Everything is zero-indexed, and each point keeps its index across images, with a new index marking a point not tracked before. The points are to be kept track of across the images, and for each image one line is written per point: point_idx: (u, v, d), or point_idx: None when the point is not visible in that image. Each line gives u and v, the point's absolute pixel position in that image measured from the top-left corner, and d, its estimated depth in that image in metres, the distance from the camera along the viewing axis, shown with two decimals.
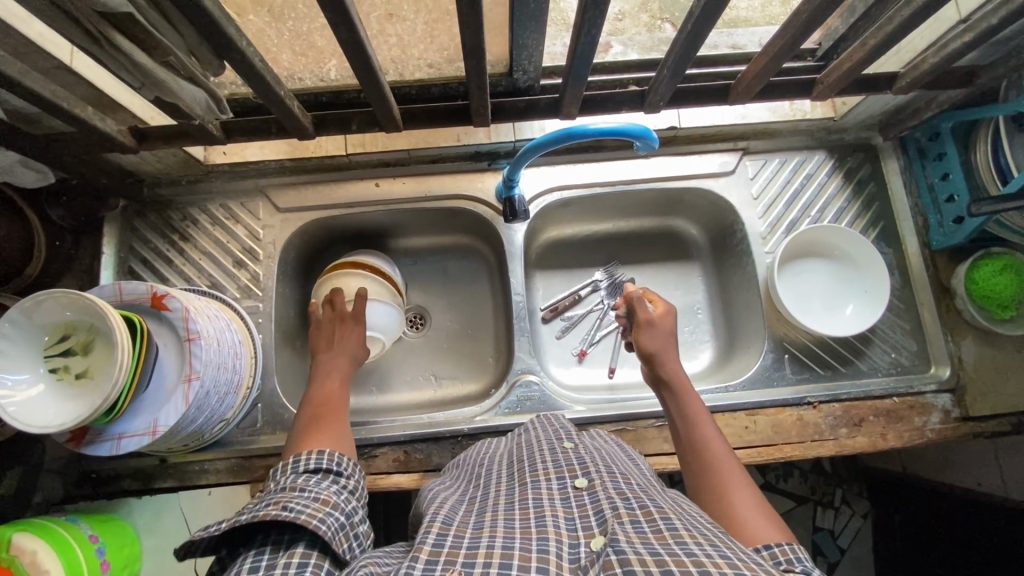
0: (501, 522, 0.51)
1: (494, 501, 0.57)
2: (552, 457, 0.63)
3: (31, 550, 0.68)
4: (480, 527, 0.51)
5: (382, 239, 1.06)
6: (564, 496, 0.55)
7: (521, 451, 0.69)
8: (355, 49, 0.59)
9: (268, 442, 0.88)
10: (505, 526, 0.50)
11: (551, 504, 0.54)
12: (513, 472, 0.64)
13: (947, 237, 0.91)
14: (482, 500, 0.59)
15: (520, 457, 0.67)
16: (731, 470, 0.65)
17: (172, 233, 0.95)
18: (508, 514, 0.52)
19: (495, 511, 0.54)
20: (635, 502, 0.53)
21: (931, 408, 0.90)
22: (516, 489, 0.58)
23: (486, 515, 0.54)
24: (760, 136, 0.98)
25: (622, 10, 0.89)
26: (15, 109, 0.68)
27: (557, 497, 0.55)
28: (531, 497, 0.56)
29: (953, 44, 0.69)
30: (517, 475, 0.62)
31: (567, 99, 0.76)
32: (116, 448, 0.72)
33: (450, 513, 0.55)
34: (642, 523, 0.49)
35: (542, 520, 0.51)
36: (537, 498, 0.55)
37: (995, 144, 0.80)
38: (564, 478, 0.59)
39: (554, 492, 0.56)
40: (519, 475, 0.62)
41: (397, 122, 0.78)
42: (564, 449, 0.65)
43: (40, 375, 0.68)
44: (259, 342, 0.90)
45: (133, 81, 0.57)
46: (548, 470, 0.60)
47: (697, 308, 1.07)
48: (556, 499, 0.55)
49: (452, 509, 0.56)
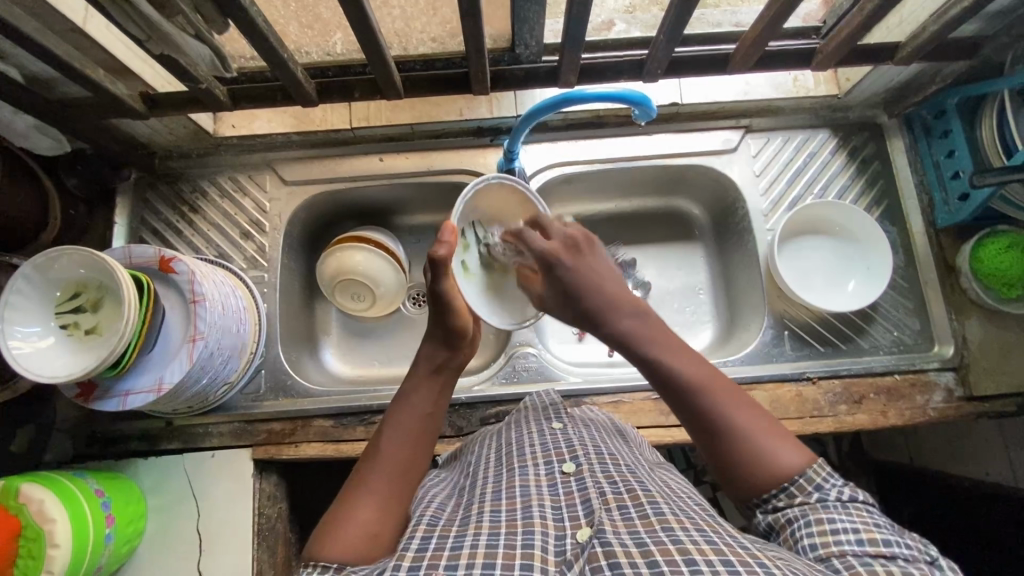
0: (486, 516, 0.50)
1: (482, 488, 0.55)
2: (540, 439, 0.62)
3: (37, 499, 0.70)
4: (466, 523, 0.49)
5: (386, 216, 1.08)
6: (551, 482, 0.54)
7: (508, 434, 0.67)
8: (355, 7, 0.61)
9: (270, 407, 0.91)
10: (491, 520, 0.49)
11: (539, 492, 0.53)
12: (500, 457, 0.61)
13: (952, 215, 0.89)
14: (471, 491, 0.57)
15: (507, 441, 0.65)
16: (729, 392, 0.58)
17: (181, 204, 0.97)
18: (495, 506, 0.51)
19: (482, 501, 0.53)
20: (623, 485, 0.52)
21: (934, 386, 0.89)
22: (503, 475, 0.57)
23: (473, 507, 0.53)
24: (764, 114, 0.98)
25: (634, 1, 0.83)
26: (34, 73, 0.71)
27: (545, 484, 0.54)
28: (518, 486, 0.54)
29: (952, 11, 0.70)
30: (505, 458, 0.60)
31: (565, 67, 0.78)
32: (123, 404, 0.73)
33: (438, 513, 0.54)
34: (629, 509, 0.49)
35: (528, 511, 0.50)
36: (524, 486, 0.53)
37: (1000, 117, 0.80)
38: (552, 462, 0.57)
39: (542, 479, 0.55)
40: (506, 457, 0.60)
41: (398, 88, 0.79)
42: (553, 431, 0.63)
43: (51, 329, 0.70)
44: (264, 310, 0.92)
45: (140, 34, 0.62)
46: (536, 455, 0.59)
47: (699, 288, 1.07)
48: (544, 486, 0.54)
49: (440, 508, 0.55)
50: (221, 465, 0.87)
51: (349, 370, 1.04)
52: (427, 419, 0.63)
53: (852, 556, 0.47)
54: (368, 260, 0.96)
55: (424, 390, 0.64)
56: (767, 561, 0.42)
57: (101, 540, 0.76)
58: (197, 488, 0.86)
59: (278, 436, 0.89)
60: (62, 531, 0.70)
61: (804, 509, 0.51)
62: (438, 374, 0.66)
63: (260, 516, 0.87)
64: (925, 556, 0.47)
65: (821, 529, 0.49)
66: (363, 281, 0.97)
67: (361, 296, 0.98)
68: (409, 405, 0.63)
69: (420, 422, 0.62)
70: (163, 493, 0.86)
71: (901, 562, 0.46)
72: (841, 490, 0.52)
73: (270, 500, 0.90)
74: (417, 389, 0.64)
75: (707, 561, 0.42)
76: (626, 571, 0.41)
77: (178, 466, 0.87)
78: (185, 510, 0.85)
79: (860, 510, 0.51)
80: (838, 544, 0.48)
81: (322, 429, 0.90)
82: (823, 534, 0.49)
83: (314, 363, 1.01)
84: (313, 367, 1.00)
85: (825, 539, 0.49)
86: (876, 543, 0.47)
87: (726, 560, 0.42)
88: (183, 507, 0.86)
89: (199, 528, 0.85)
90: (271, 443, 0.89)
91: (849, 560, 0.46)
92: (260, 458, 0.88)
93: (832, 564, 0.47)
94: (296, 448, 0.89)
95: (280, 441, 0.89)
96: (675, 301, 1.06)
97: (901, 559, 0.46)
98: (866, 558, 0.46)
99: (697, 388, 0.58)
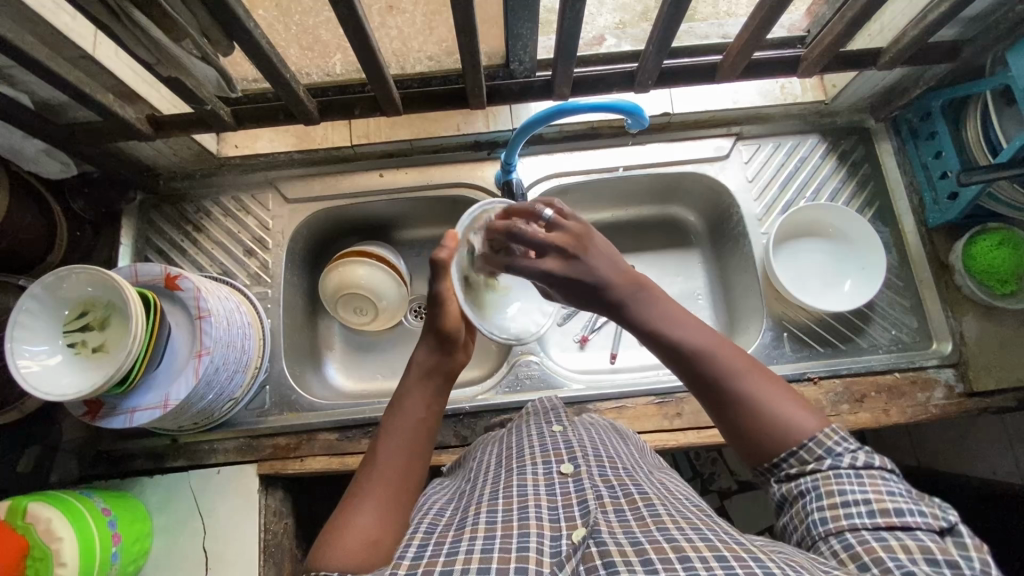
0: (482, 517, 0.50)
1: (480, 492, 0.56)
2: (541, 441, 0.63)
3: (45, 518, 0.70)
4: (461, 529, 0.50)
5: (387, 230, 1.10)
6: (549, 482, 0.55)
7: (508, 438, 0.67)
8: (355, 29, 0.63)
9: (276, 422, 0.91)
10: (486, 523, 0.49)
11: (536, 492, 0.53)
12: (501, 460, 0.62)
13: (942, 213, 0.91)
14: (470, 495, 0.58)
15: (507, 445, 0.65)
16: (736, 366, 0.56)
17: (185, 224, 0.99)
18: (491, 506, 0.52)
19: (478, 504, 0.54)
20: (620, 490, 0.53)
21: (934, 383, 0.90)
22: (503, 477, 0.57)
23: (471, 510, 0.54)
24: (754, 121, 1.00)
25: (622, 17, 0.87)
26: (43, 99, 0.73)
27: (543, 483, 0.54)
28: (517, 484, 0.55)
29: (930, 16, 0.73)
30: (505, 461, 0.61)
31: (559, 80, 0.80)
32: (130, 422, 0.74)
33: (436, 519, 0.55)
34: (625, 512, 0.50)
35: (525, 511, 0.50)
36: (523, 485, 0.54)
37: (985, 117, 0.82)
38: (551, 462, 0.58)
39: (539, 479, 0.55)
40: (508, 461, 0.61)
41: (397, 105, 0.81)
42: (553, 433, 0.64)
43: (58, 348, 0.71)
44: (268, 325, 0.93)
45: (148, 57, 0.64)
46: (536, 456, 0.60)
47: (698, 293, 1.08)
48: (541, 486, 0.54)
49: (438, 514, 0.56)
50: (227, 482, 0.87)
51: (352, 384, 1.05)
52: (422, 423, 0.62)
53: (865, 531, 0.46)
54: (369, 274, 0.98)
55: (417, 395, 0.63)
56: (762, 557, 0.43)
57: (108, 559, 0.76)
58: (203, 505, 0.86)
59: (283, 451, 0.89)
60: (70, 550, 0.70)
61: (816, 480, 0.50)
62: (430, 379, 0.64)
63: (266, 532, 0.86)
64: (937, 522, 0.46)
65: (830, 501, 0.48)
66: (365, 295, 0.98)
67: (364, 310, 0.99)
68: (403, 410, 0.62)
69: (415, 426, 0.61)
70: (168, 511, 0.86)
71: (911, 531, 0.45)
72: (855, 456, 0.50)
73: (276, 516, 0.90)
74: (413, 393, 0.63)
75: (701, 559, 0.42)
76: (620, 569, 0.42)
77: (184, 484, 0.87)
78: (190, 527, 0.85)
79: (874, 479, 0.49)
80: (848, 518, 0.47)
81: (326, 443, 0.90)
82: (834, 508, 0.48)
83: (318, 377, 1.02)
84: (317, 382, 1.01)
85: (836, 513, 0.48)
86: (886, 513, 0.46)
87: (721, 555, 0.42)
88: (187, 525, 0.86)
89: (206, 546, 0.85)
90: (276, 458, 0.89)
91: (862, 534, 0.46)
92: (265, 473, 0.88)
93: (846, 540, 0.46)
94: (301, 463, 0.89)
95: (284, 456, 0.89)
96: None
97: (915, 527, 0.46)
98: (880, 533, 0.46)
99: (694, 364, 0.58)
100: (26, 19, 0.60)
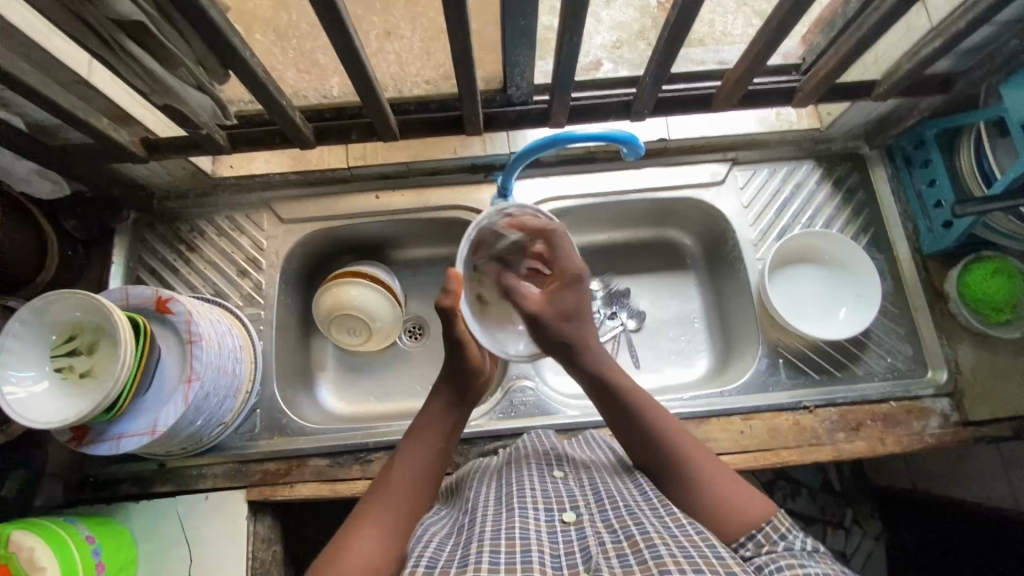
0: (486, 557, 0.49)
1: (479, 528, 0.54)
2: (541, 485, 0.61)
3: (28, 546, 0.68)
4: (465, 566, 0.48)
5: (383, 250, 1.09)
6: (551, 530, 0.54)
7: (507, 474, 0.66)
8: (351, 57, 0.63)
9: (265, 447, 0.89)
10: (490, 562, 0.48)
11: (538, 537, 0.52)
12: (500, 497, 0.60)
13: (937, 241, 0.92)
14: (470, 530, 0.55)
15: (505, 481, 0.64)
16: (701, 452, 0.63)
17: (179, 244, 0.98)
18: (493, 547, 0.50)
19: (479, 542, 0.52)
20: (623, 533, 0.52)
21: (930, 412, 0.90)
22: (502, 516, 0.55)
23: (471, 548, 0.51)
24: (750, 147, 1.01)
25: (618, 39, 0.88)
26: (37, 121, 0.73)
27: (544, 530, 0.54)
28: (518, 527, 0.53)
29: (924, 50, 0.73)
30: (504, 499, 0.59)
31: (556, 107, 0.80)
32: (116, 448, 0.72)
33: (436, 554, 0.52)
34: (628, 556, 0.48)
35: (528, 555, 0.49)
36: (523, 529, 0.53)
37: (977, 148, 0.82)
38: (552, 509, 0.57)
39: (541, 524, 0.54)
40: (507, 499, 0.59)
41: (395, 132, 0.81)
42: (554, 480, 0.63)
43: (45, 373, 0.70)
44: (260, 348, 0.92)
45: (143, 85, 0.64)
46: (537, 500, 0.58)
47: (693, 317, 1.07)
48: (543, 532, 0.53)
49: (438, 547, 0.53)
50: (215, 508, 0.86)
51: (344, 406, 1.03)
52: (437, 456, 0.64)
53: None
54: (363, 295, 0.97)
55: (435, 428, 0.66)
56: None
57: None
58: (190, 533, 0.85)
59: (273, 477, 0.88)
60: None
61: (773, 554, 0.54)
62: (450, 415, 0.68)
63: (253, 560, 0.85)
64: None
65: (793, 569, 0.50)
66: (359, 317, 0.97)
67: (357, 332, 0.99)
68: (421, 440, 0.64)
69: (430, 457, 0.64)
70: (154, 538, 0.84)
71: None
72: (804, 541, 0.56)
73: (264, 543, 0.88)
74: (430, 425, 0.66)
75: None
76: None
77: (171, 510, 0.85)
78: (176, 555, 0.84)
79: (822, 559, 0.54)
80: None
81: (318, 468, 0.89)
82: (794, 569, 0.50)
83: (309, 400, 1.01)
84: (309, 405, 1.00)
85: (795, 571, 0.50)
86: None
87: None
88: (173, 552, 0.84)
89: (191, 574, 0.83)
90: (266, 484, 0.88)
91: None
92: (255, 499, 0.87)
93: None
94: (291, 489, 0.88)
95: (274, 481, 0.88)
96: (669, 330, 1.07)
97: None
98: None
99: (657, 435, 0.64)
100: (21, 45, 0.59)
